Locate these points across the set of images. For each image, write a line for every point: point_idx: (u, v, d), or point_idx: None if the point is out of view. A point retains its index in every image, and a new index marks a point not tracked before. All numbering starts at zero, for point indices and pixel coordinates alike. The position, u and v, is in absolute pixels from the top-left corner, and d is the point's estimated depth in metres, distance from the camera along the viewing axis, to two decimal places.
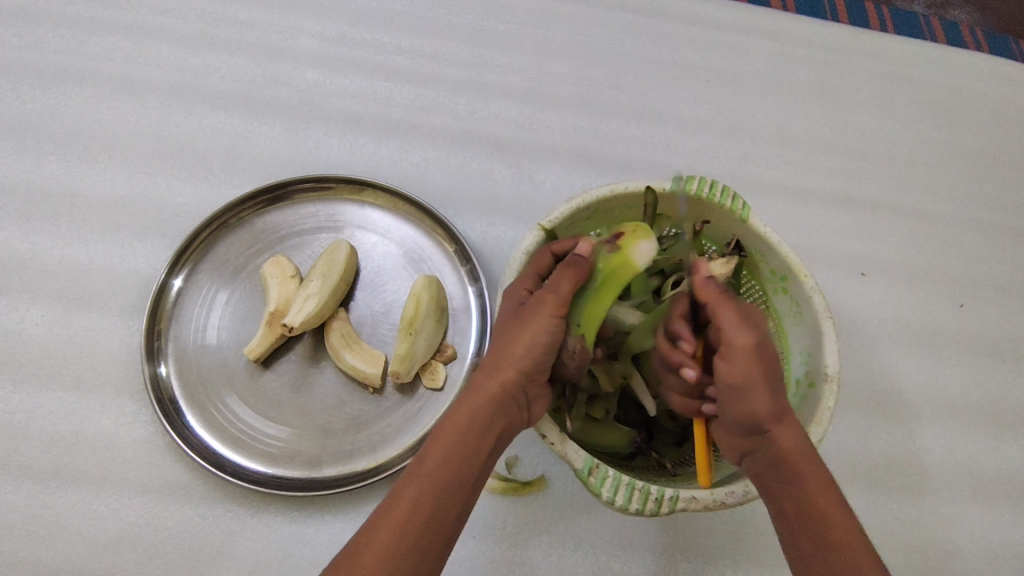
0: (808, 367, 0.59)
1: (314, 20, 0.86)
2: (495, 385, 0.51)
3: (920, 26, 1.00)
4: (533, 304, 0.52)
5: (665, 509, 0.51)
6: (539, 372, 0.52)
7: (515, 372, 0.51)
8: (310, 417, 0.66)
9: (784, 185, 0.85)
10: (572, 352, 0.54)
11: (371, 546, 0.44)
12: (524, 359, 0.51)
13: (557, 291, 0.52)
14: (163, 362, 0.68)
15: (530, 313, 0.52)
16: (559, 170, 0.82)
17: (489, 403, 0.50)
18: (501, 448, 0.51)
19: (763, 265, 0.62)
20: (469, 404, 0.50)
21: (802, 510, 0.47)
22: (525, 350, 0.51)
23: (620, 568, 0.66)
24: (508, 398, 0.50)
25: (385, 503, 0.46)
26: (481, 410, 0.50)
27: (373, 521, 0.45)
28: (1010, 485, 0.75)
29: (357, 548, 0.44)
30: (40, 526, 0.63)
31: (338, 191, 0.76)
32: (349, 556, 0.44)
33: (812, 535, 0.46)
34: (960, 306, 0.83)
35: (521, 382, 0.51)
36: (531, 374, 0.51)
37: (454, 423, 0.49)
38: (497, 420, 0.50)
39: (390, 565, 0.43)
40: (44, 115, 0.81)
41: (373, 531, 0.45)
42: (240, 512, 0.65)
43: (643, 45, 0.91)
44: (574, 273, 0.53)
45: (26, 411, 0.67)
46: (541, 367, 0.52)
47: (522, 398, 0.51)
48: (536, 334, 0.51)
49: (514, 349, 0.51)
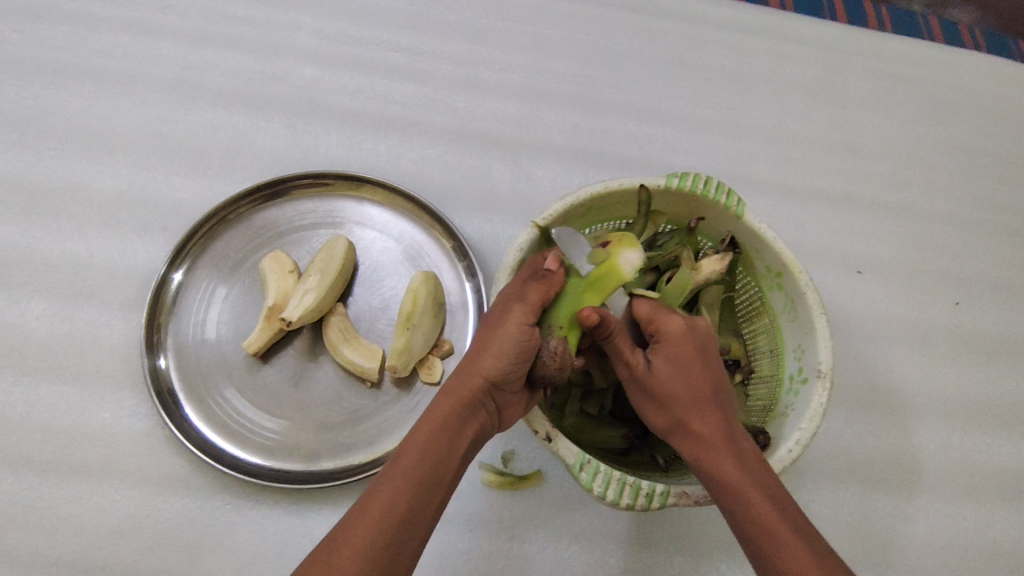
0: (802, 362, 0.59)
1: (314, 17, 0.87)
2: (467, 390, 0.51)
3: (918, 25, 1.00)
4: (502, 312, 0.51)
5: (656, 504, 0.51)
6: (509, 382, 0.51)
7: (485, 380, 0.50)
8: (307, 411, 0.67)
9: (780, 182, 0.86)
10: (552, 351, 0.52)
11: (348, 542, 0.44)
12: (495, 366, 0.50)
13: (526, 300, 0.51)
14: (163, 355, 0.68)
15: (501, 321, 0.51)
16: (556, 167, 0.83)
17: (460, 408, 0.50)
18: (472, 452, 0.52)
19: (757, 261, 0.63)
20: (442, 407, 0.51)
21: (735, 517, 0.47)
22: (495, 358, 0.50)
23: (615, 562, 0.67)
24: (479, 403, 0.51)
25: (361, 501, 0.47)
26: (454, 413, 0.50)
27: (349, 519, 0.46)
28: (1004, 481, 0.76)
29: (333, 544, 0.44)
30: (40, 517, 0.64)
31: (337, 187, 0.76)
32: (327, 552, 0.44)
33: (751, 542, 0.46)
34: (956, 304, 0.84)
35: (492, 388, 0.51)
36: (501, 384, 0.51)
37: (427, 426, 0.50)
38: (467, 424, 0.51)
39: (367, 562, 0.43)
40: (46, 110, 0.81)
41: (350, 528, 0.45)
42: (239, 504, 0.66)
43: (640, 43, 0.91)
44: (542, 286, 0.52)
45: (27, 403, 0.68)
46: (512, 376, 0.51)
47: (490, 404, 0.52)
48: (507, 342, 0.50)
49: (485, 358, 0.51)
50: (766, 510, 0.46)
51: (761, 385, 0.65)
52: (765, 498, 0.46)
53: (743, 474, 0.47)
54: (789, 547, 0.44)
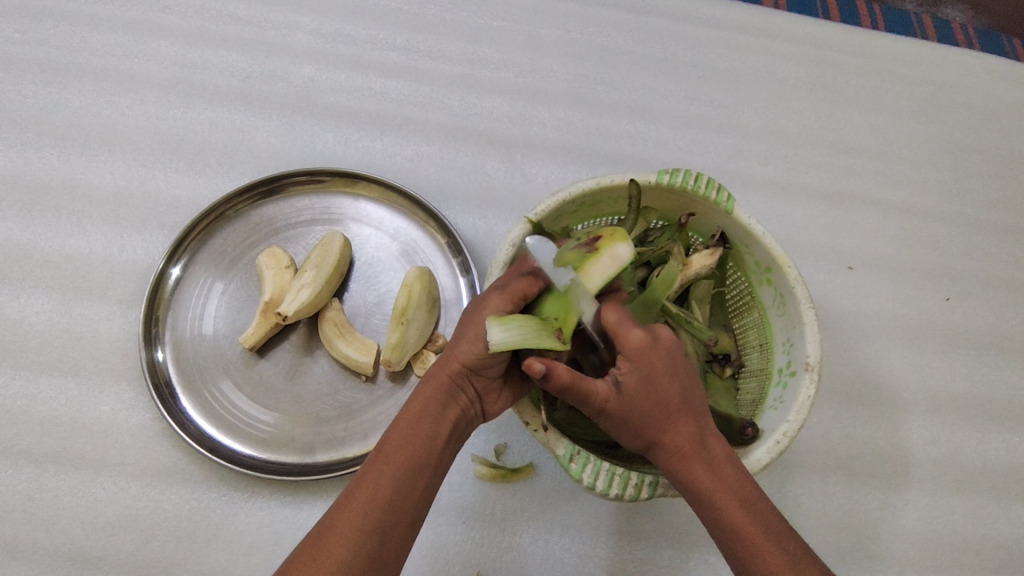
0: (790, 356, 0.60)
1: (311, 17, 0.88)
2: (444, 375, 0.51)
3: (911, 24, 1.01)
4: (480, 301, 0.53)
5: (644, 494, 0.52)
6: (487, 366, 0.52)
7: (461, 363, 0.51)
8: (303, 405, 0.68)
9: (773, 180, 0.87)
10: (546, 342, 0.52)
11: (336, 529, 0.45)
12: (471, 350, 0.51)
13: (506, 289, 0.52)
14: (160, 348, 0.69)
15: (477, 309, 0.52)
16: (550, 165, 0.84)
17: (440, 393, 0.51)
18: (457, 437, 0.53)
19: (747, 256, 0.63)
20: (422, 393, 0.51)
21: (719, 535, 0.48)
22: (470, 343, 0.51)
23: (606, 553, 0.68)
24: (458, 388, 0.52)
25: (348, 490, 0.47)
26: (434, 398, 0.51)
27: (337, 507, 0.46)
28: (993, 475, 0.77)
29: (323, 531, 0.45)
30: (40, 508, 0.65)
31: (333, 184, 0.77)
32: (315, 539, 0.45)
33: (729, 545, 0.48)
34: (946, 300, 0.85)
35: (470, 373, 0.52)
36: (477, 367, 0.51)
37: (410, 413, 0.50)
38: (448, 408, 0.51)
39: (355, 547, 0.44)
40: (46, 108, 0.82)
41: (337, 515, 0.46)
42: (236, 496, 0.66)
43: (634, 42, 0.92)
44: (526, 279, 0.53)
45: (26, 397, 0.69)
46: (490, 360, 0.52)
47: (471, 389, 0.53)
48: (482, 327, 0.51)
49: (461, 344, 0.52)
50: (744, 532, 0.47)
51: (751, 378, 0.66)
52: (746, 515, 0.47)
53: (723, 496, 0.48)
54: (761, 548, 0.47)
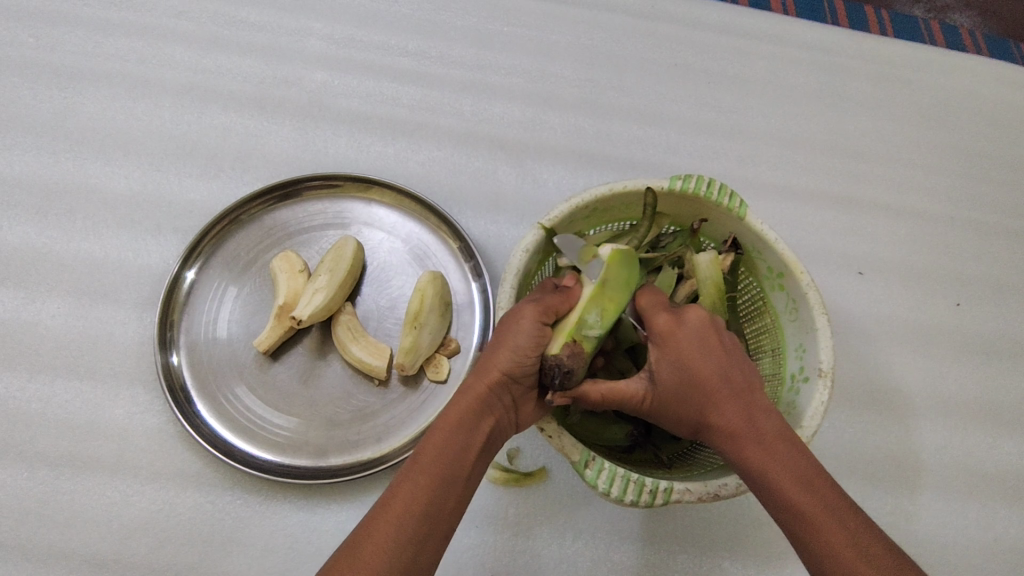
0: (803, 362, 0.58)
1: (323, 23, 0.89)
2: (482, 385, 0.49)
3: (919, 29, 1.01)
4: (516, 310, 0.51)
5: (659, 500, 0.50)
6: (526, 375, 0.50)
7: (500, 372, 0.49)
8: (317, 409, 0.68)
9: (783, 185, 0.87)
10: (568, 355, 0.49)
11: (371, 537, 0.44)
12: (509, 360, 0.49)
13: (539, 300, 0.51)
14: (175, 353, 0.70)
15: (516, 319, 0.50)
16: (561, 169, 0.84)
17: (475, 404, 0.49)
18: (488, 448, 0.50)
19: (759, 261, 0.62)
20: (457, 404, 0.49)
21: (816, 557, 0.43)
22: (509, 349, 0.49)
23: (619, 558, 0.68)
24: (494, 398, 0.49)
25: (382, 499, 0.46)
26: (468, 410, 0.48)
27: (371, 516, 0.45)
28: (1004, 481, 0.76)
29: (358, 539, 0.44)
30: (56, 511, 0.65)
31: (346, 189, 0.78)
32: (349, 549, 0.44)
33: (791, 522, 0.45)
34: (957, 305, 0.85)
35: (506, 384, 0.49)
36: (517, 376, 0.49)
37: (444, 424, 0.48)
38: (481, 420, 0.49)
39: (391, 558, 0.43)
40: (61, 113, 0.83)
41: (372, 524, 0.44)
42: (250, 499, 0.67)
43: (643, 47, 0.93)
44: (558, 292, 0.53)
45: (42, 400, 0.69)
46: (527, 372, 0.50)
47: (507, 400, 0.50)
48: (521, 336, 0.49)
49: (500, 351, 0.49)
50: (843, 533, 0.43)
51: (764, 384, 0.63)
52: (801, 487, 0.45)
53: (808, 496, 0.45)
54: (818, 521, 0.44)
